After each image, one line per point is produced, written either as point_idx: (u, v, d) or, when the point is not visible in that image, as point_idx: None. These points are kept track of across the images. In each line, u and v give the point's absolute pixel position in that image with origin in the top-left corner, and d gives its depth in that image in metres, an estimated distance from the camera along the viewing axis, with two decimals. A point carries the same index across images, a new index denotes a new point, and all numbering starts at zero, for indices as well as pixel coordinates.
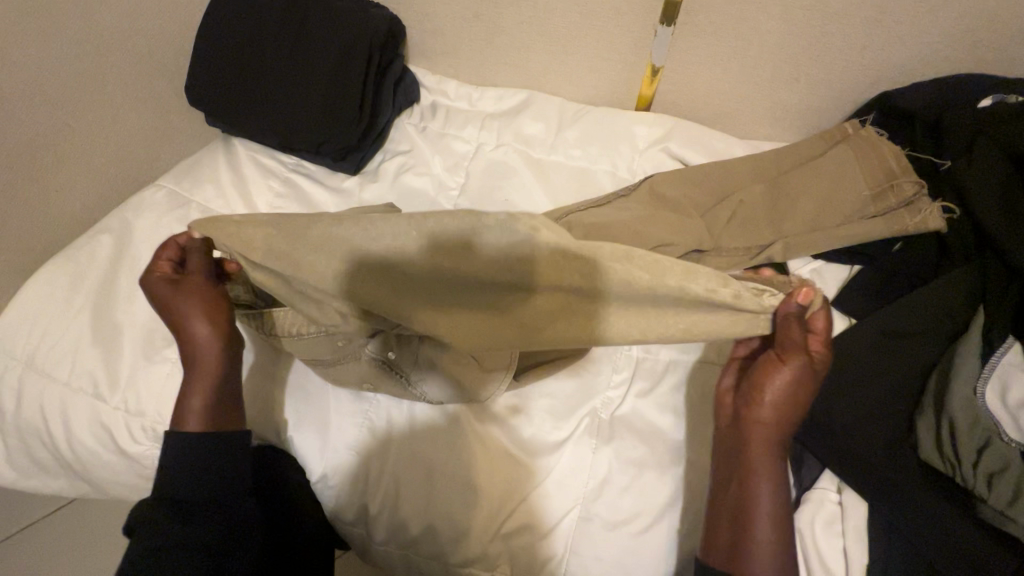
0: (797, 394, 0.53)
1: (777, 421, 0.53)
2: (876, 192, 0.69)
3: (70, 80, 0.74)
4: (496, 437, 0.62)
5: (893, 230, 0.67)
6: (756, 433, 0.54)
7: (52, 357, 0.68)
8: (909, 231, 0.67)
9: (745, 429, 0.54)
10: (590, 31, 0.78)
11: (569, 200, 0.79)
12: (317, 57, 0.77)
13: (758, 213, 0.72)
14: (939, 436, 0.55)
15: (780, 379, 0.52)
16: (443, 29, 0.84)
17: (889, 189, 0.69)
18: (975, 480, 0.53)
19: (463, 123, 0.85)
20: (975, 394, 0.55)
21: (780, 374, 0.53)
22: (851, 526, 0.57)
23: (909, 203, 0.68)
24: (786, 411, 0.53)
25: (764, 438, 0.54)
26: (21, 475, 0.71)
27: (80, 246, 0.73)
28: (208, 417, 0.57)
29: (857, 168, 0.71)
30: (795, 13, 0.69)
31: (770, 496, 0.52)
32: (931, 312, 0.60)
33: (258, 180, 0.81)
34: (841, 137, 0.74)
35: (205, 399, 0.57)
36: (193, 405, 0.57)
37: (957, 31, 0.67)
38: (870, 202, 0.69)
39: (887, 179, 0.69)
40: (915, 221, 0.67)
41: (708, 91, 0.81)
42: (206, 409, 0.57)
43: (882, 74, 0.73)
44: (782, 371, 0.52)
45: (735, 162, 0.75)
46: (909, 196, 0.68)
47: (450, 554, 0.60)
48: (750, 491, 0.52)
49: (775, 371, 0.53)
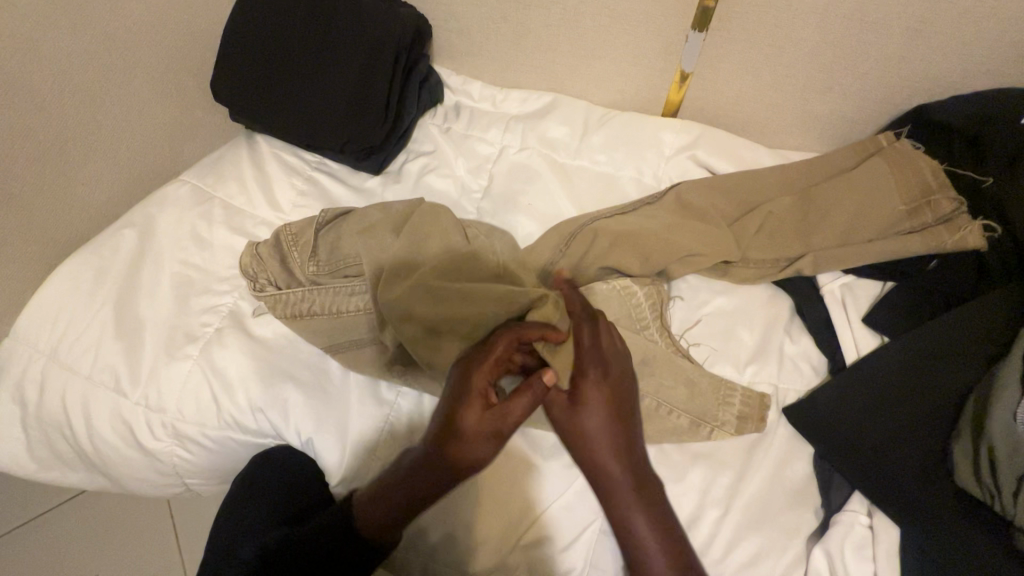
0: (603, 416, 0.54)
1: (611, 448, 0.53)
2: (911, 207, 0.68)
3: (98, 73, 0.74)
4: (516, 441, 0.62)
5: (932, 246, 0.66)
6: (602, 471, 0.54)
7: (74, 351, 0.68)
8: (949, 248, 0.65)
9: (570, 434, 0.54)
10: (620, 35, 0.77)
11: (592, 206, 0.78)
12: (344, 56, 0.77)
13: (787, 225, 0.70)
14: (975, 463, 0.53)
15: (586, 413, 0.54)
16: (471, 29, 0.83)
17: (926, 204, 0.68)
18: (1013, 509, 0.51)
19: (487, 124, 0.84)
20: (1016, 421, 0.51)
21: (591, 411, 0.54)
22: (882, 552, 0.56)
23: (947, 219, 0.67)
24: (614, 444, 0.54)
25: (600, 451, 0.54)
26: (39, 468, 0.72)
27: (103, 240, 0.73)
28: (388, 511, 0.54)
29: (893, 182, 0.69)
30: (832, 21, 0.67)
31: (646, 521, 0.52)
32: (969, 336, 0.59)
33: (281, 176, 0.80)
34: (875, 150, 0.73)
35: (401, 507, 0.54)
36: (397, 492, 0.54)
37: (999, 45, 0.65)
38: (905, 218, 0.68)
39: (923, 195, 0.68)
40: (955, 238, 0.65)
41: (736, 101, 0.80)
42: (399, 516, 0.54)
43: (918, 86, 0.72)
44: (589, 409, 0.54)
45: (767, 173, 0.74)
46: (947, 213, 0.67)
47: (468, 564, 0.59)
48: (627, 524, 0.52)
49: (586, 399, 0.54)
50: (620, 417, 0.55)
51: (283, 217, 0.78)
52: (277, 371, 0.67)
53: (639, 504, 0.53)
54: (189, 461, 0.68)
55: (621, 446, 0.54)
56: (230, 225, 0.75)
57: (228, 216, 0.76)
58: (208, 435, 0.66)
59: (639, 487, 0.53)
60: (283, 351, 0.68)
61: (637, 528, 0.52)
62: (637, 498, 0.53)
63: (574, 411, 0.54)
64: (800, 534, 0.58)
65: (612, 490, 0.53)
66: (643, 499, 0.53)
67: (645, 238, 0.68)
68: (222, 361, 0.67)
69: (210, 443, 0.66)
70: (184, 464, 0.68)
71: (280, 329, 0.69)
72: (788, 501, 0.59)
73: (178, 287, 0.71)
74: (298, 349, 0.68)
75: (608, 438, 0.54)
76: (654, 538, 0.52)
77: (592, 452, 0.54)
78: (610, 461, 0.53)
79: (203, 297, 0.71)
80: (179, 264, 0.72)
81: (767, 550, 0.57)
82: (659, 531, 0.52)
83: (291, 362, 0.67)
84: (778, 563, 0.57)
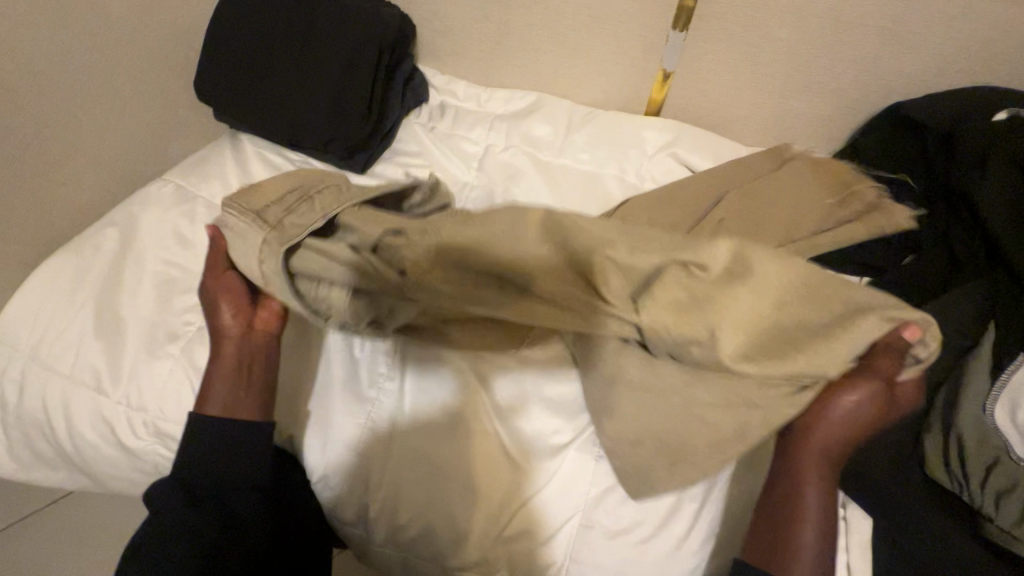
0: (876, 414, 0.53)
1: (843, 438, 0.54)
2: (838, 199, 0.70)
3: (79, 73, 0.74)
4: (494, 435, 0.62)
5: (873, 231, 0.67)
6: (811, 440, 0.56)
7: (55, 350, 0.68)
8: (886, 231, 0.67)
9: (814, 410, 0.55)
10: (601, 34, 0.78)
11: (575, 206, 0.79)
12: (328, 55, 0.77)
13: (737, 223, 0.70)
14: (947, 452, 0.55)
15: (845, 399, 0.53)
16: (455, 29, 0.83)
17: (851, 195, 0.70)
18: (982, 498, 0.52)
19: (472, 123, 0.85)
20: (983, 410, 0.54)
21: (852, 401, 0.53)
22: (854, 542, 0.57)
23: (874, 206, 0.69)
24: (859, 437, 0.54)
25: (834, 428, 0.55)
26: (20, 468, 0.71)
27: (85, 239, 0.73)
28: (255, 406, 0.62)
29: (810, 181, 0.72)
30: (807, 21, 0.69)
31: (818, 503, 0.55)
32: (942, 328, 0.60)
33: (264, 175, 0.80)
34: (785, 154, 0.76)
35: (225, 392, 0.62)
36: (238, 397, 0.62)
37: (972, 44, 0.67)
38: (836, 209, 0.70)
39: (845, 188, 0.71)
40: (890, 222, 0.67)
41: (716, 100, 0.81)
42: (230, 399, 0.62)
43: (894, 86, 0.73)
44: (858, 401, 0.53)
45: (707, 173, 0.76)
46: (869, 200, 0.69)
47: (450, 557, 0.60)
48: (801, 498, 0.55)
49: (849, 389, 0.53)
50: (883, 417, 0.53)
51: None
52: None
53: (823, 481, 0.55)
54: (170, 460, 0.67)
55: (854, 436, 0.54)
56: None
57: (211, 216, 0.76)
58: None
59: (831, 471, 0.55)
60: None
61: (809, 505, 0.55)
62: (825, 482, 0.55)
63: (831, 393, 0.54)
64: None
65: (808, 463, 0.56)
66: (829, 476, 0.55)
67: None
68: (205, 359, 0.67)
69: None
70: (165, 463, 0.68)
71: None
72: None
73: (160, 286, 0.71)
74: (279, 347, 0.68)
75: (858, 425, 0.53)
76: (817, 519, 0.54)
77: (816, 427, 0.55)
78: (837, 444, 0.55)
79: (184, 296, 0.71)
80: (160, 263, 0.72)
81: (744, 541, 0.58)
82: (826, 514, 0.55)
83: None
84: None
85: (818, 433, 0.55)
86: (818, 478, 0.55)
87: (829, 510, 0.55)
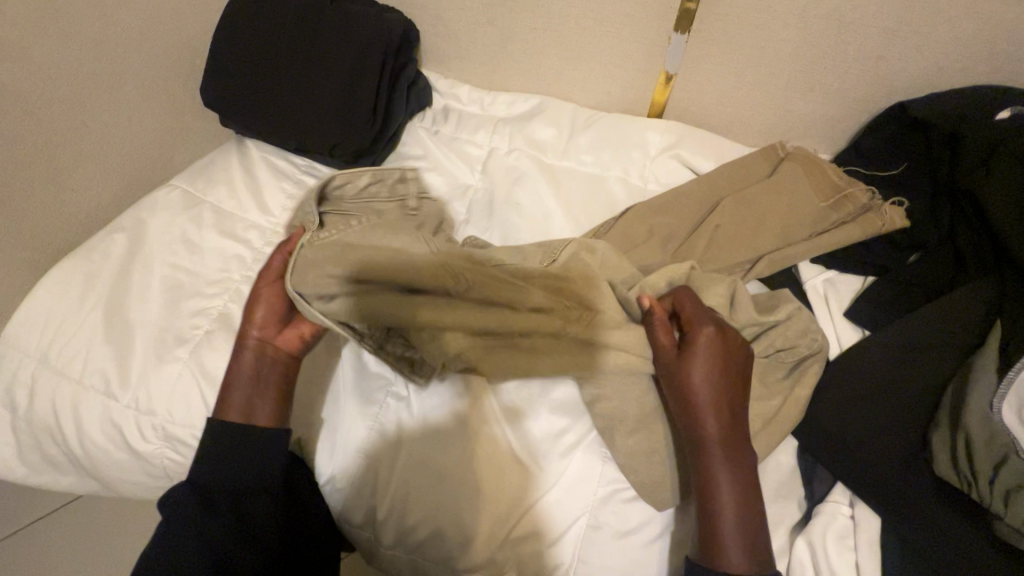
0: (720, 375, 0.55)
1: (718, 411, 0.55)
2: (833, 202, 0.71)
3: (88, 82, 0.75)
4: (502, 437, 0.62)
5: (868, 232, 0.70)
6: (695, 407, 0.55)
7: (64, 355, 0.68)
8: (881, 231, 0.69)
9: (682, 379, 0.56)
10: (604, 37, 0.78)
11: (579, 208, 0.80)
12: (333, 61, 0.77)
13: (735, 227, 0.71)
14: (955, 451, 0.53)
15: (696, 364, 0.55)
16: (458, 33, 0.84)
17: (845, 198, 0.71)
18: (991, 497, 0.51)
19: (475, 127, 0.85)
20: (991, 410, 0.53)
21: (704, 372, 0.55)
22: (863, 541, 0.56)
23: (865, 208, 0.71)
24: (719, 404, 0.54)
25: (713, 403, 0.55)
26: (31, 472, 0.72)
27: (95, 244, 0.74)
28: (244, 406, 0.60)
29: (807, 183, 0.72)
30: (810, 22, 0.69)
31: (733, 490, 0.53)
32: (947, 327, 0.60)
33: (269, 179, 0.81)
34: (780, 156, 0.77)
35: (243, 394, 0.60)
36: (256, 402, 0.61)
37: (973, 43, 0.67)
38: (830, 212, 0.71)
39: (839, 191, 0.72)
40: (882, 223, 0.69)
41: (719, 101, 0.81)
42: (245, 399, 0.60)
43: (897, 86, 0.73)
44: (703, 360, 0.55)
45: (710, 175, 0.76)
46: (863, 203, 0.71)
47: (458, 559, 0.60)
48: (715, 483, 0.53)
49: (696, 356, 0.56)
50: (734, 387, 0.56)
51: (272, 220, 0.78)
52: None
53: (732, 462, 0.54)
54: (178, 463, 0.68)
55: (731, 406, 0.55)
56: (220, 229, 0.76)
57: (218, 220, 0.76)
58: (198, 438, 0.66)
59: (738, 454, 0.54)
60: None
61: (723, 492, 0.53)
62: (729, 464, 0.54)
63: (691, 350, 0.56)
64: (782, 525, 0.59)
65: (711, 443, 0.54)
66: (739, 469, 0.54)
67: (637, 251, 0.72)
68: (212, 363, 0.67)
69: (200, 445, 0.67)
70: (174, 466, 0.68)
71: None
72: (772, 493, 0.61)
73: (168, 290, 0.71)
74: None
75: (718, 396, 0.55)
76: (737, 504, 0.53)
77: (694, 400, 0.55)
78: (727, 418, 0.55)
79: (192, 300, 0.71)
80: (168, 268, 0.73)
81: None
82: (742, 500, 0.53)
83: None
84: None
85: (697, 393, 0.55)
86: (732, 465, 0.54)
87: (744, 495, 0.53)
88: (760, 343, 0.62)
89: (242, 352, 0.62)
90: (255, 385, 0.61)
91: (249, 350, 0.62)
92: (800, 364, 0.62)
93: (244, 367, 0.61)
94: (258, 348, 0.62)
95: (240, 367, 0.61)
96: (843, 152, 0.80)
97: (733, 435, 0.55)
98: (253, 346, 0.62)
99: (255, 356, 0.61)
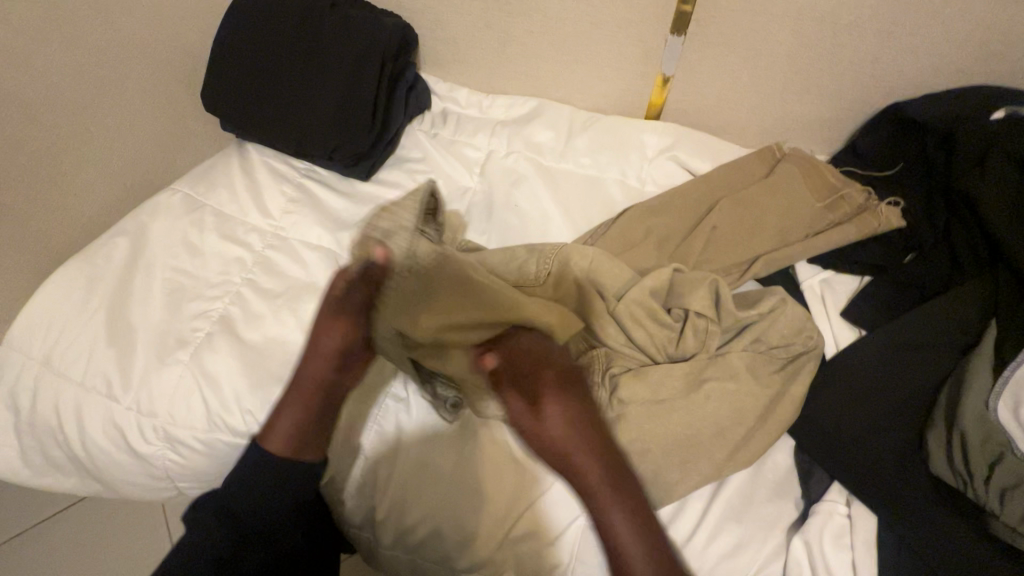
0: (568, 417, 0.55)
1: (595, 453, 0.54)
2: (829, 202, 0.72)
3: (91, 88, 0.76)
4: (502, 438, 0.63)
5: (867, 231, 0.70)
6: (579, 458, 0.54)
7: (66, 357, 0.69)
8: (881, 230, 0.70)
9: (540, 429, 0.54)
10: (601, 41, 0.79)
11: (577, 210, 0.80)
12: (333, 65, 0.78)
13: (733, 228, 0.71)
14: (950, 450, 0.54)
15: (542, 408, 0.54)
16: (457, 37, 0.85)
17: (841, 198, 0.72)
18: (986, 496, 0.52)
19: (474, 129, 0.86)
20: (987, 409, 0.54)
21: (559, 414, 0.54)
22: (860, 540, 0.56)
23: (862, 208, 0.71)
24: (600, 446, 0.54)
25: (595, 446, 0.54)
26: (34, 474, 0.73)
27: (97, 247, 0.74)
28: (292, 436, 0.60)
29: (806, 183, 0.73)
30: (805, 24, 0.69)
31: (633, 529, 0.52)
32: (943, 326, 0.60)
33: (270, 183, 0.81)
34: (776, 156, 0.77)
35: (296, 424, 0.61)
36: (307, 434, 0.61)
37: (967, 44, 0.67)
38: (827, 213, 0.71)
39: (836, 192, 0.72)
40: (879, 222, 0.70)
41: (715, 103, 0.82)
42: (294, 431, 0.61)
43: (892, 87, 0.74)
44: (552, 403, 0.55)
45: (706, 176, 0.77)
46: (859, 203, 0.71)
47: (457, 558, 0.60)
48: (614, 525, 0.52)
49: (554, 400, 0.55)
50: (581, 422, 0.55)
51: (272, 223, 0.78)
52: (268, 375, 0.68)
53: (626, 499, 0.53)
54: (180, 465, 0.68)
55: (604, 444, 0.55)
56: (220, 232, 0.76)
57: (219, 223, 0.77)
58: (199, 439, 0.67)
59: (629, 490, 0.54)
60: (269, 360, 0.69)
61: (626, 535, 0.52)
62: (624, 502, 0.53)
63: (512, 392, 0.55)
64: (780, 524, 0.59)
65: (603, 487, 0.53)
66: (632, 505, 0.53)
67: (631, 252, 0.72)
68: (213, 365, 0.68)
69: (201, 447, 0.67)
70: (175, 467, 0.69)
71: (269, 335, 0.71)
72: (769, 493, 0.61)
73: (170, 293, 0.72)
74: (289, 351, 0.70)
75: (592, 441, 0.54)
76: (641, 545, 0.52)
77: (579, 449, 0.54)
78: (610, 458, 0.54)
79: (193, 303, 0.72)
80: (170, 271, 0.73)
81: (750, 539, 0.58)
82: (645, 539, 0.52)
83: (284, 365, 0.69)
84: (759, 552, 0.58)
85: (554, 439, 0.54)
86: (620, 500, 0.53)
87: (646, 531, 0.53)
88: (741, 338, 0.63)
89: (304, 376, 0.61)
90: (308, 416, 0.61)
91: (307, 379, 0.61)
92: (797, 360, 0.62)
93: (303, 397, 0.61)
94: (316, 380, 0.61)
95: (296, 397, 0.61)
96: (842, 152, 0.80)
97: (619, 477, 0.54)
98: (313, 376, 0.61)
99: (319, 388, 0.61)
